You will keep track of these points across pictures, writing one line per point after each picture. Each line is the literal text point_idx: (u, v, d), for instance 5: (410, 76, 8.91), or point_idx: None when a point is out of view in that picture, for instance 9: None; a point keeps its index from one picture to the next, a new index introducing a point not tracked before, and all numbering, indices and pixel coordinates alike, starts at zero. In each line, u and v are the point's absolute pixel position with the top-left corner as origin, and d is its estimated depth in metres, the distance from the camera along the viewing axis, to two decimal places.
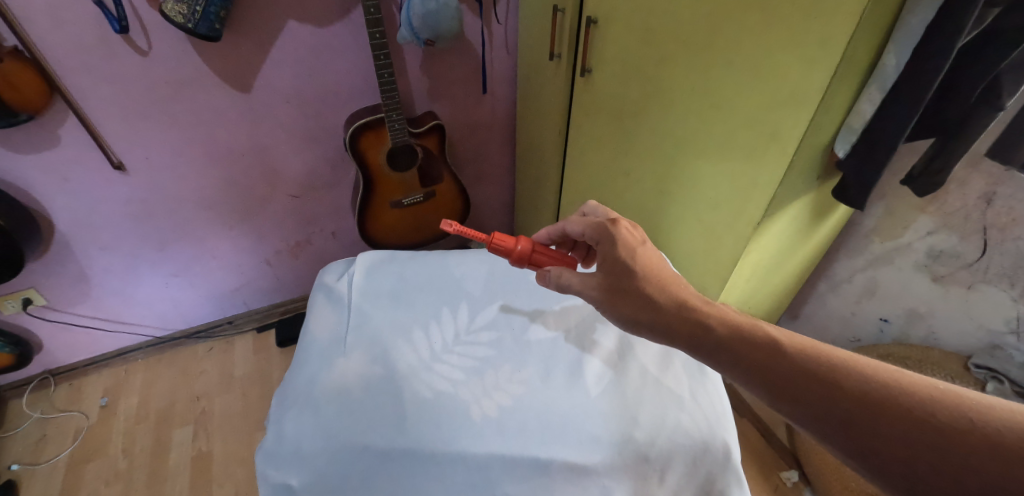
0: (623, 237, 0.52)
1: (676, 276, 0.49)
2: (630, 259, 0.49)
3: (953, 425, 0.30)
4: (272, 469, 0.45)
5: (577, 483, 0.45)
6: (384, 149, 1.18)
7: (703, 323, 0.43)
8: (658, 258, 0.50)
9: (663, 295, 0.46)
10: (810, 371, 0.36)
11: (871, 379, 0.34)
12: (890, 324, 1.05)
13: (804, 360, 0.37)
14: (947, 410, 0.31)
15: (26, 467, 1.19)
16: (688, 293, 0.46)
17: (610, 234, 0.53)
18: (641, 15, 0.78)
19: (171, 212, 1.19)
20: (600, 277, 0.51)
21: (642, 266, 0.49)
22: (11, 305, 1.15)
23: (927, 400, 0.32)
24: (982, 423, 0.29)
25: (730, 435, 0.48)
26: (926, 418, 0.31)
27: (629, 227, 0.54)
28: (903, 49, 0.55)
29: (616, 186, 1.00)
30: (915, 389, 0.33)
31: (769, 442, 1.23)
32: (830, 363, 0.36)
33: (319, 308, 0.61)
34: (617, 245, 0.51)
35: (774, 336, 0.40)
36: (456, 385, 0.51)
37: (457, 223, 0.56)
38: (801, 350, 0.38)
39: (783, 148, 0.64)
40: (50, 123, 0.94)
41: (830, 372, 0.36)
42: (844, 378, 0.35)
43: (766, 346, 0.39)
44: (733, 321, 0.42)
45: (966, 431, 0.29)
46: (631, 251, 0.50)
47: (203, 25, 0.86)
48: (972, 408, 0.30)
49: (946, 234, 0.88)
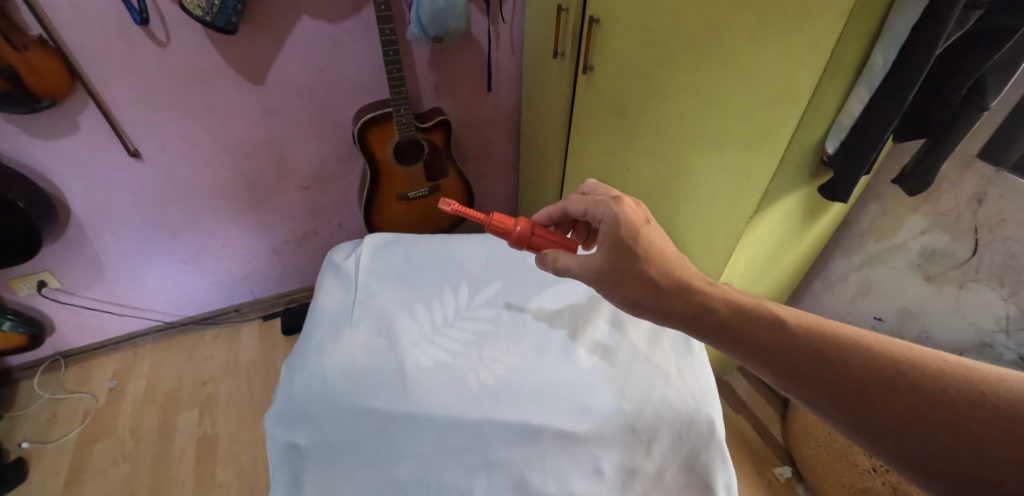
0: (626, 215, 0.53)
1: (680, 257, 0.51)
2: (633, 240, 0.51)
3: (965, 398, 0.31)
4: (280, 430, 0.47)
5: (568, 450, 0.47)
6: (391, 143, 1.21)
7: (709, 306, 0.45)
8: (662, 239, 0.51)
9: (668, 279, 0.48)
10: (816, 350, 0.38)
11: (878, 356, 0.36)
12: (884, 323, 1.07)
13: (811, 339, 0.39)
14: (959, 386, 0.32)
15: (37, 445, 1.23)
16: (694, 277, 0.48)
17: (613, 212, 0.54)
18: (640, 15, 0.80)
19: (183, 201, 1.22)
20: (601, 259, 0.52)
21: (644, 249, 0.50)
22: (26, 287, 1.19)
23: (939, 375, 0.33)
24: (993, 396, 0.31)
25: (715, 410, 0.50)
26: (936, 392, 0.32)
27: (633, 205, 0.55)
28: (890, 49, 0.57)
29: (616, 181, 1.03)
30: (925, 364, 0.34)
31: (763, 439, 1.25)
32: (837, 342, 0.38)
33: (327, 285, 0.63)
34: (620, 225, 0.52)
35: (780, 316, 0.42)
36: (453, 356, 0.54)
37: (455, 204, 0.58)
38: (806, 328, 0.40)
39: (775, 144, 0.66)
40: (70, 109, 0.97)
41: (838, 351, 0.37)
42: (850, 355, 0.37)
43: (770, 328, 0.41)
44: (738, 303, 0.44)
45: (976, 403, 0.31)
46: (635, 230, 0.52)
47: (220, 18, 0.90)
48: (982, 380, 0.32)
49: (938, 234, 0.89)
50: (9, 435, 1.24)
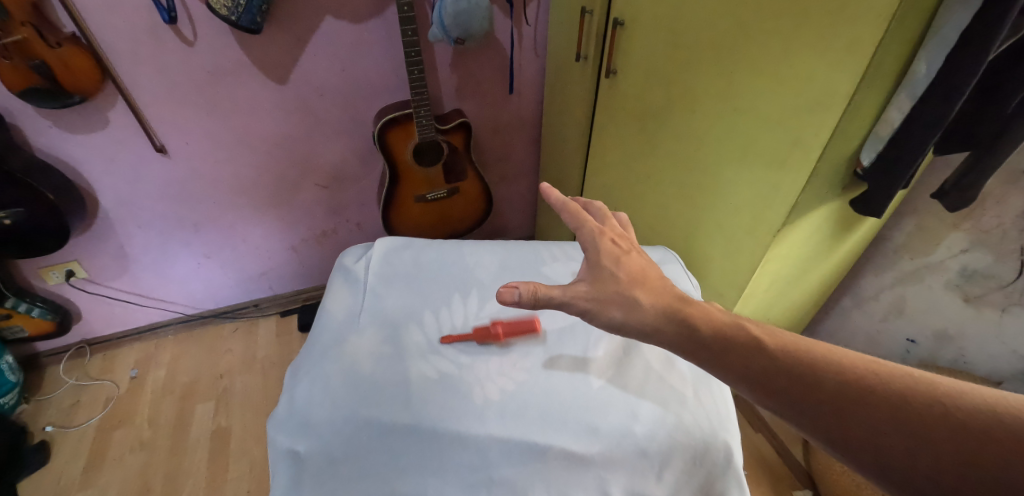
0: (607, 247, 0.50)
1: (661, 281, 0.47)
2: (612, 267, 0.48)
3: (933, 411, 0.30)
4: (281, 435, 0.47)
5: (574, 472, 0.45)
6: (411, 144, 1.21)
7: (688, 324, 0.42)
8: (643, 269, 0.48)
9: (651, 303, 0.44)
10: (792, 366, 0.36)
11: (847, 372, 0.34)
12: (917, 346, 1.01)
13: (786, 354, 0.37)
14: (927, 400, 0.30)
15: (59, 429, 1.26)
16: (668, 294, 0.45)
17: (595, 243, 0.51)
18: (667, 19, 0.78)
19: (206, 196, 1.24)
20: (588, 286, 0.47)
21: (627, 276, 0.47)
22: (56, 276, 1.23)
23: (904, 389, 0.31)
24: (954, 407, 0.29)
25: (734, 438, 0.48)
26: (904, 406, 0.31)
27: (614, 238, 0.52)
28: (935, 56, 0.53)
29: (638, 188, 1.00)
30: (895, 379, 0.32)
31: (783, 461, 1.21)
32: (810, 357, 0.36)
33: (337, 288, 0.63)
34: (601, 254, 0.49)
35: (757, 336, 0.39)
36: (459, 367, 0.53)
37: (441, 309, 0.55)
38: (781, 346, 0.37)
39: (806, 155, 0.63)
40: (101, 105, 1.00)
41: (811, 367, 0.35)
42: (823, 370, 0.35)
43: (748, 346, 0.38)
44: (715, 321, 0.41)
45: (944, 416, 0.29)
46: (616, 260, 0.48)
47: (246, 18, 0.91)
48: (949, 394, 0.30)
49: (979, 254, 0.84)
50: (34, 419, 1.28)
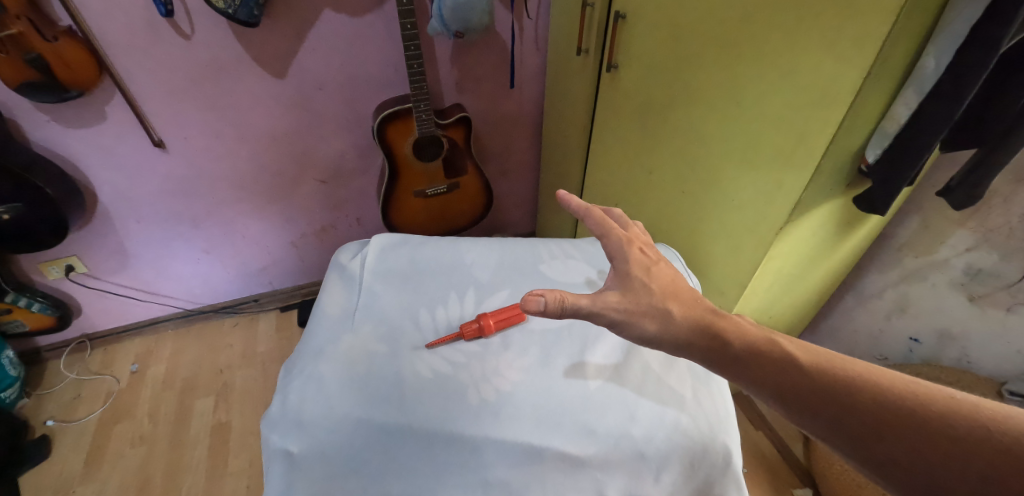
0: (634, 255, 0.49)
1: (692, 291, 0.47)
2: (643, 278, 0.47)
3: (971, 435, 0.29)
4: (274, 435, 0.46)
5: (570, 473, 0.45)
6: (411, 138, 1.20)
7: (720, 337, 0.42)
8: (674, 278, 0.47)
9: (683, 315, 0.44)
10: (826, 384, 0.36)
11: (886, 393, 0.33)
12: (921, 345, 1.00)
13: (820, 371, 0.36)
14: (964, 423, 0.30)
15: (60, 424, 1.26)
16: (701, 307, 0.44)
17: (622, 250, 0.50)
18: (670, 12, 0.76)
19: (205, 191, 1.23)
20: (618, 296, 0.46)
21: (659, 287, 0.46)
22: (55, 270, 1.23)
23: (944, 411, 0.31)
24: (999, 432, 0.29)
25: (733, 440, 0.47)
26: (941, 429, 0.30)
27: (642, 245, 0.51)
28: (944, 51, 0.51)
29: (640, 184, 0.99)
30: (932, 399, 0.32)
31: (783, 458, 1.20)
32: (843, 375, 0.36)
33: (332, 286, 0.62)
34: (629, 262, 0.49)
35: (792, 352, 0.39)
36: (455, 366, 0.52)
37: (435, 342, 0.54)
38: (814, 363, 0.37)
39: (810, 152, 0.62)
40: (98, 99, 0.99)
41: (846, 385, 0.35)
42: (857, 389, 0.34)
43: (781, 362, 0.38)
44: (747, 335, 0.41)
45: (983, 440, 0.29)
46: (645, 269, 0.48)
47: (243, 11, 0.90)
48: (987, 416, 0.30)
49: (985, 252, 0.83)
50: (35, 413, 1.28)
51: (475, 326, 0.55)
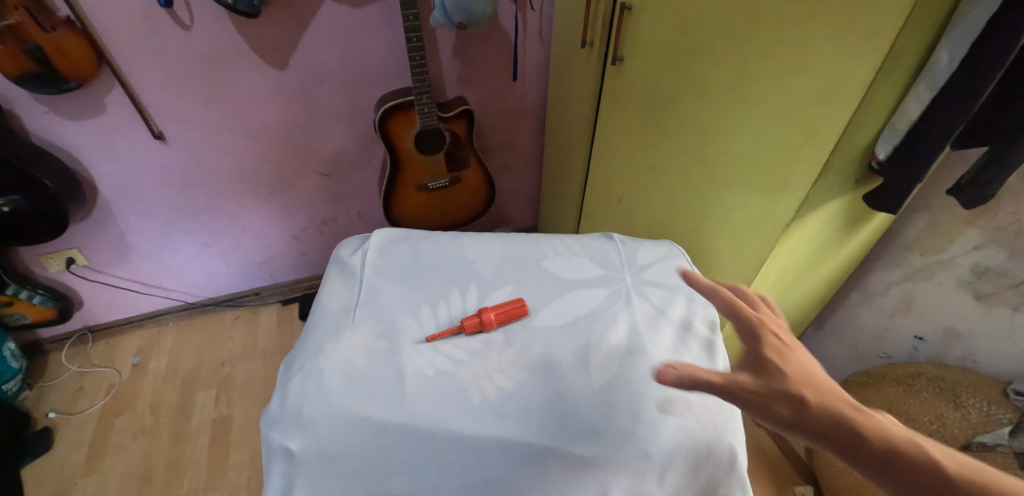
0: (769, 333, 0.43)
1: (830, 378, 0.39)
2: (778, 361, 0.40)
3: None
4: (274, 432, 0.46)
5: (573, 475, 0.44)
6: (413, 131, 1.19)
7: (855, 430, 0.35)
8: (812, 365, 0.40)
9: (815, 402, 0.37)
10: None
11: None
12: (925, 343, 0.99)
13: None
14: None
15: (62, 416, 1.27)
16: (840, 399, 0.37)
17: (754, 328, 0.44)
18: (677, 3, 0.75)
19: (205, 184, 1.22)
20: (752, 381, 0.39)
21: (797, 373, 0.39)
22: (56, 263, 1.23)
23: None
24: None
25: (738, 440, 0.47)
26: None
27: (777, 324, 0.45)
28: (959, 46, 0.50)
29: (645, 179, 0.98)
30: None
31: (784, 455, 1.21)
32: None
33: (332, 281, 0.62)
34: (762, 342, 0.42)
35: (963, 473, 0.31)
36: (457, 364, 0.51)
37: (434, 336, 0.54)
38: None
39: (819, 148, 0.60)
40: (97, 91, 0.98)
41: None
42: None
43: (944, 484, 0.31)
44: (892, 434, 0.34)
45: None
46: (780, 352, 0.41)
47: (243, 2, 0.88)
48: None
49: (993, 251, 0.81)
50: (37, 405, 1.29)
51: (476, 320, 0.55)
